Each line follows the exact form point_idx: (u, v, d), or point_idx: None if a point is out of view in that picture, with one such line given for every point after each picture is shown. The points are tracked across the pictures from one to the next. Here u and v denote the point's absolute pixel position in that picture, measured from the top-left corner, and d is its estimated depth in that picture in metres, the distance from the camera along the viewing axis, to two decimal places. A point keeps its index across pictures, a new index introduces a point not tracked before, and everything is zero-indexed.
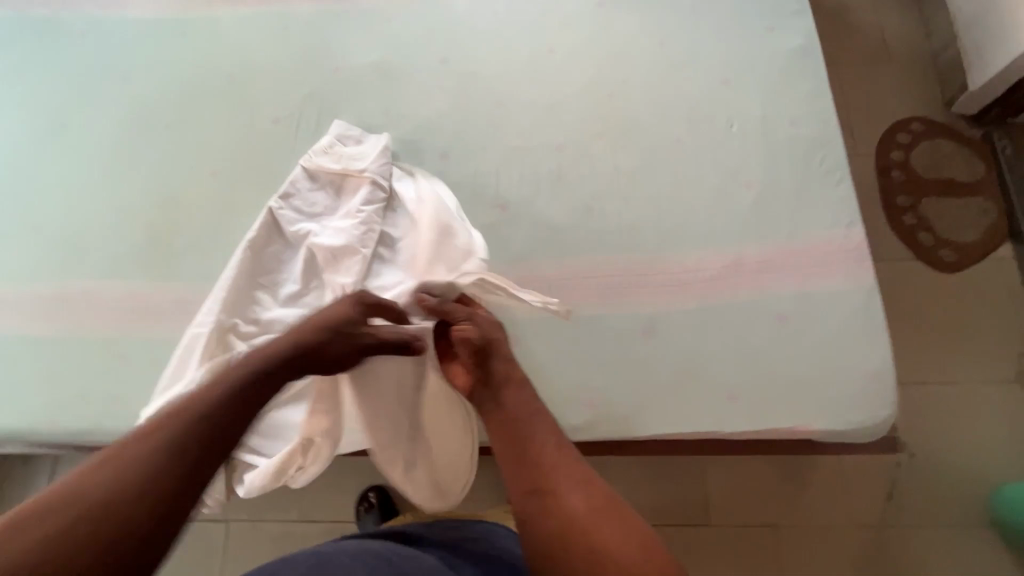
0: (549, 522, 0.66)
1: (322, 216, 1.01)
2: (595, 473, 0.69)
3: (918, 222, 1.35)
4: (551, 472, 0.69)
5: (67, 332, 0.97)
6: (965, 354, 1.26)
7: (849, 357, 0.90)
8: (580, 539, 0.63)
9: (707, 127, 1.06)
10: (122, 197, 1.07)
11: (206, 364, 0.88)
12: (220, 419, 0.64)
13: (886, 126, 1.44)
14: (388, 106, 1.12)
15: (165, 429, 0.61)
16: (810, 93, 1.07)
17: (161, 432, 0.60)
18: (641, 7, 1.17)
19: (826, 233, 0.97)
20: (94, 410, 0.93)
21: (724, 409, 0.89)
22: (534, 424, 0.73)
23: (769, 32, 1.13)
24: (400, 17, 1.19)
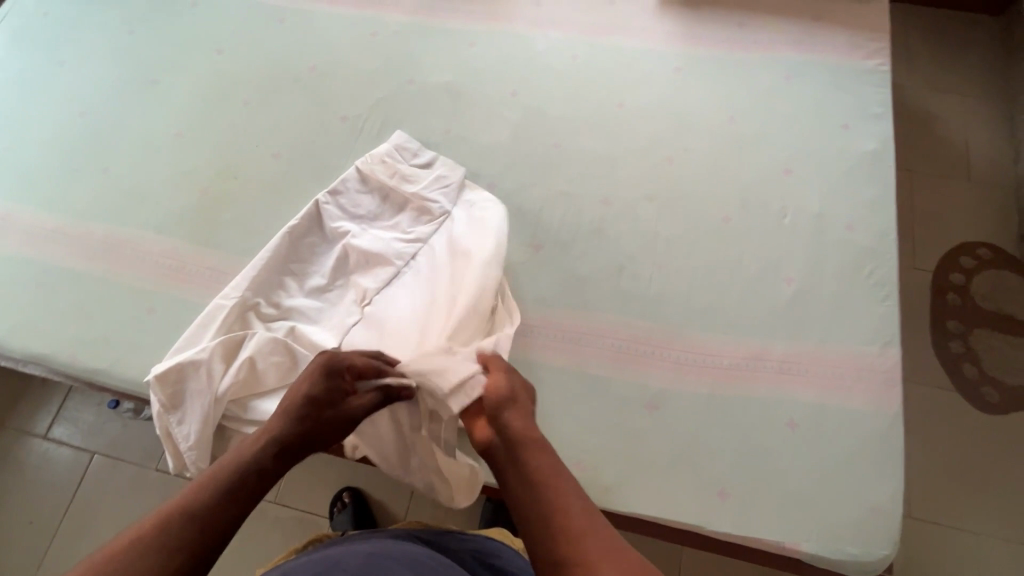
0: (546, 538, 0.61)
1: (363, 220, 1.04)
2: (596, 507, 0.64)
3: (964, 352, 1.28)
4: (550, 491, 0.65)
5: (108, 275, 1.03)
6: (988, 504, 1.17)
7: (856, 483, 0.86)
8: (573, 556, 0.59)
9: (757, 212, 1.04)
10: (188, 160, 1.13)
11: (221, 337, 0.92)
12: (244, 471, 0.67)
13: (951, 246, 1.38)
14: (450, 127, 1.15)
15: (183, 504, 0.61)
16: (873, 201, 1.04)
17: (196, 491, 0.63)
18: (719, 81, 1.17)
19: (859, 348, 0.93)
20: (111, 353, 0.97)
21: (713, 505, 0.86)
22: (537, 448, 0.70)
23: (843, 131, 1.10)
24: (483, 44, 1.23)
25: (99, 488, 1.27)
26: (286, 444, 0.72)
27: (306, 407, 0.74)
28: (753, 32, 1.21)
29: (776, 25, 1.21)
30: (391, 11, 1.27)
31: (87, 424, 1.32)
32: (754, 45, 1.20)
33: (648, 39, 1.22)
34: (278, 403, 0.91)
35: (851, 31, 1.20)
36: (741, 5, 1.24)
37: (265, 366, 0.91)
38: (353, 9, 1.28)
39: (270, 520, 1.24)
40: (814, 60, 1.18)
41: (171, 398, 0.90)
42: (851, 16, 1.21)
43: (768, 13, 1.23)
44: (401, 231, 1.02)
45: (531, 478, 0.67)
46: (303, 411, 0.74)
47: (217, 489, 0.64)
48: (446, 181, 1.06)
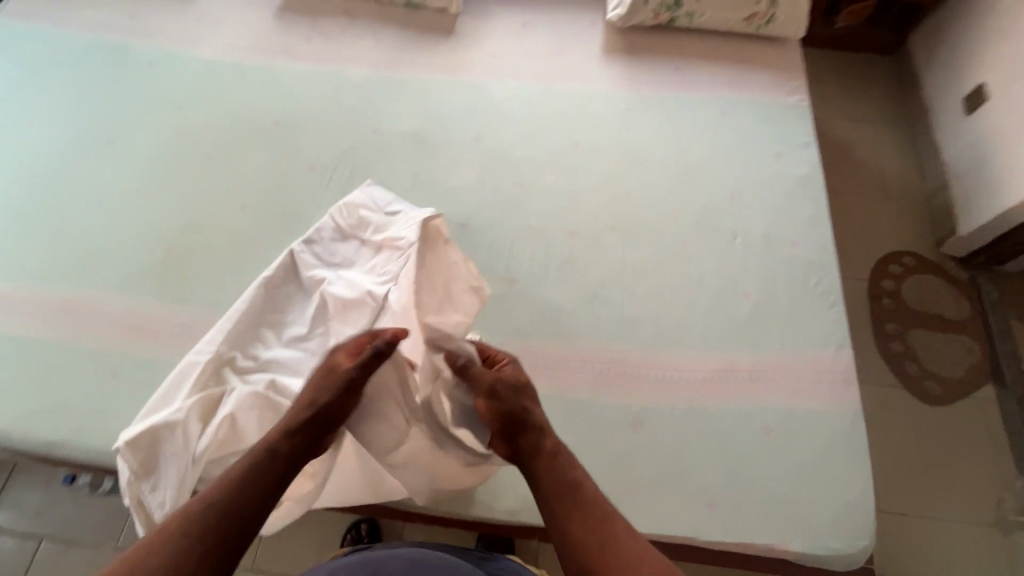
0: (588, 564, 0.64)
1: (339, 266, 1.05)
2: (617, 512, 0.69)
3: (904, 351, 1.40)
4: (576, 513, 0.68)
5: (65, 339, 0.98)
6: (944, 490, 1.26)
7: (831, 480, 0.91)
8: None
9: (712, 235, 1.13)
10: (150, 216, 1.11)
11: (197, 394, 0.89)
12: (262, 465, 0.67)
13: (880, 256, 1.52)
14: (419, 171, 1.19)
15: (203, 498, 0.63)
16: (811, 219, 1.15)
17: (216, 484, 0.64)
18: (665, 119, 1.28)
19: (817, 353, 1.01)
20: (72, 422, 0.92)
21: (704, 516, 0.88)
22: (552, 455, 0.73)
23: (778, 158, 1.23)
24: (444, 93, 1.29)
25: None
26: (286, 455, 0.69)
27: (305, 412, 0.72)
28: (690, 76, 1.34)
29: (709, 69, 1.35)
30: (352, 65, 1.32)
31: (33, 506, 1.20)
32: (692, 87, 1.33)
33: (597, 84, 1.32)
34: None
35: (773, 72, 1.35)
36: (677, 52, 1.37)
37: (246, 423, 0.88)
38: (314, 63, 1.31)
39: None
40: (745, 98, 1.31)
41: (144, 465, 0.85)
42: (771, 60, 1.37)
43: (701, 58, 1.36)
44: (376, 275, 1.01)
45: (557, 496, 0.70)
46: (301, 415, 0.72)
47: (233, 479, 0.65)
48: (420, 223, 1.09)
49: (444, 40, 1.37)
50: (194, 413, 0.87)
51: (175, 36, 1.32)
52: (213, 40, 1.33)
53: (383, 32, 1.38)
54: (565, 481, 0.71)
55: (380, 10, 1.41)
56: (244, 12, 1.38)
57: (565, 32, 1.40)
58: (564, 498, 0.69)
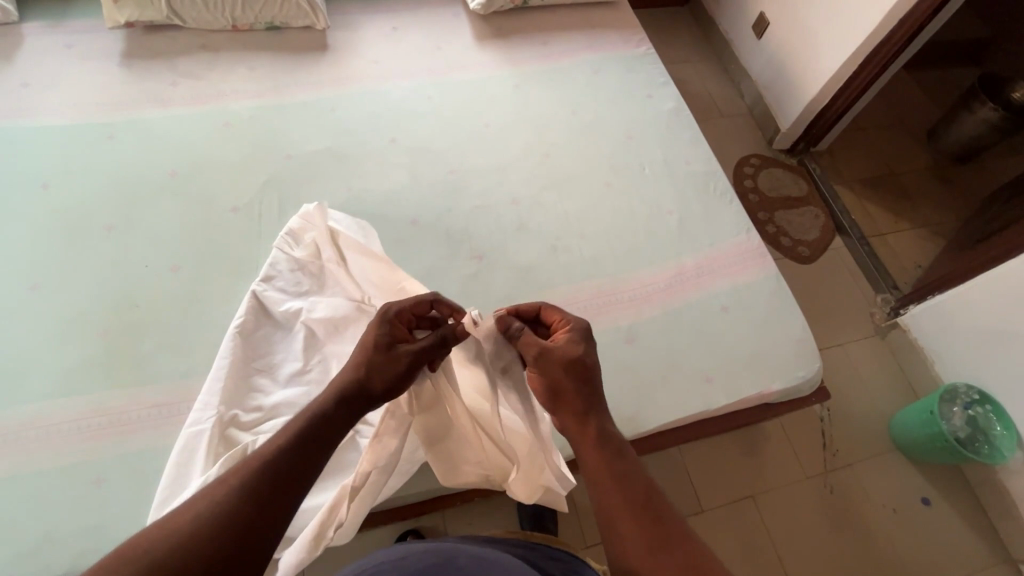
0: (620, 520, 0.66)
1: (310, 293, 1.03)
2: (655, 484, 0.69)
3: (777, 230, 1.74)
4: (615, 472, 0.69)
5: (16, 469, 0.83)
6: (837, 320, 1.61)
7: (779, 328, 1.14)
8: (648, 528, 0.65)
9: (626, 171, 1.30)
10: (66, 307, 0.97)
11: (216, 461, 0.83)
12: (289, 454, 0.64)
13: (736, 163, 1.86)
14: (350, 183, 1.19)
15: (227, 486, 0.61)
16: (692, 139, 1.38)
17: (238, 474, 0.62)
18: (551, 86, 1.42)
19: (736, 240, 1.24)
20: (70, 549, 0.80)
21: (707, 390, 1.06)
22: (602, 418, 0.74)
23: (650, 99, 1.44)
24: (342, 106, 1.29)
25: None
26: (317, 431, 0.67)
27: (347, 389, 0.71)
28: (556, 46, 1.50)
29: (569, 38, 1.53)
30: (234, 98, 1.25)
31: None
32: (561, 55, 1.49)
33: (482, 69, 1.42)
34: (320, 495, 0.88)
35: (618, 30, 1.57)
36: (539, 29, 1.53)
37: None
38: (192, 106, 1.22)
39: None
40: (606, 55, 1.51)
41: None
42: (613, 21, 1.58)
43: (560, 30, 1.54)
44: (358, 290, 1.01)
45: (603, 450, 0.71)
46: (342, 395, 0.70)
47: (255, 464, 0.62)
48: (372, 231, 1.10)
49: (322, 55, 1.36)
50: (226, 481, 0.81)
51: (5, 110, 1.14)
52: (57, 106, 1.17)
53: (253, 58, 1.32)
54: (607, 443, 0.72)
55: (241, 38, 1.34)
56: (83, 68, 1.23)
57: (434, 29, 1.47)
58: (607, 480, 0.68)
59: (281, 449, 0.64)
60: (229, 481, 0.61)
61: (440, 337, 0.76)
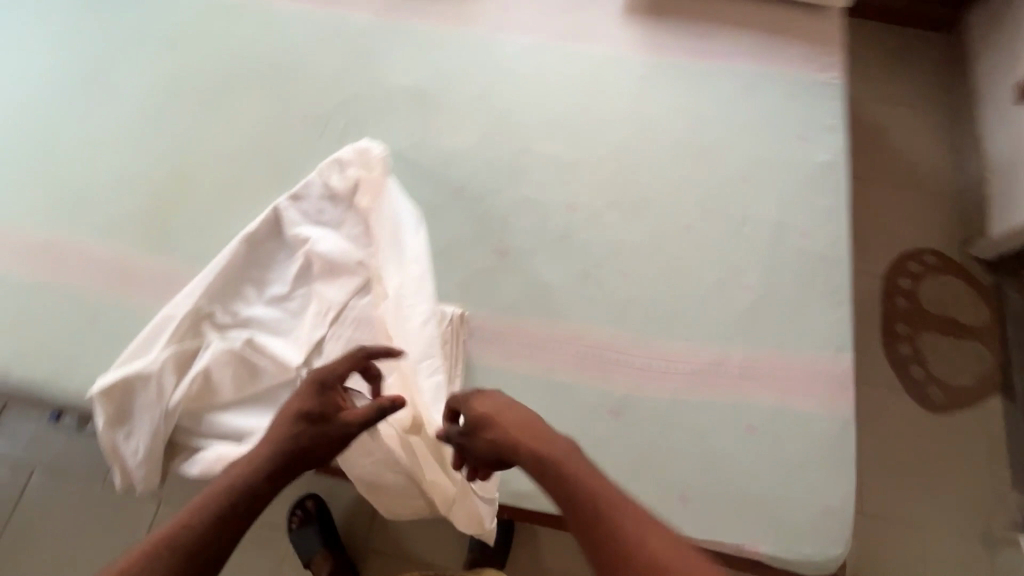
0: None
1: (325, 226, 1.01)
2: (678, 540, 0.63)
3: (912, 354, 1.35)
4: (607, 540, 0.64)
5: (50, 282, 0.98)
6: (932, 498, 1.24)
7: (808, 485, 0.88)
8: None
9: (720, 220, 1.06)
10: (137, 160, 1.08)
11: (173, 348, 0.89)
12: (221, 520, 0.65)
13: (901, 253, 1.46)
14: (416, 130, 1.13)
15: (156, 547, 0.62)
16: (827, 211, 1.08)
17: (171, 537, 0.63)
18: (683, 90, 1.18)
19: (813, 355, 0.96)
20: (54, 364, 0.93)
21: (675, 509, 0.87)
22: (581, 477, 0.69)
23: (801, 142, 1.14)
24: (448, 46, 1.21)
25: (40, 507, 1.18)
26: (250, 494, 0.68)
27: (285, 451, 0.71)
28: (715, 43, 1.23)
29: (737, 37, 1.24)
30: (353, 9, 1.23)
31: (27, 439, 1.22)
32: (717, 56, 1.22)
33: (614, 47, 1.22)
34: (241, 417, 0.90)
35: (808, 45, 1.24)
36: (705, 16, 1.26)
37: (220, 378, 0.89)
38: (314, 6, 1.23)
39: None
40: (774, 72, 1.20)
41: (116, 413, 0.87)
42: (807, 31, 1.25)
43: (730, 25, 1.25)
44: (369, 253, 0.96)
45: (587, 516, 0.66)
46: (275, 460, 0.71)
47: (186, 530, 0.64)
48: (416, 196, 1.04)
49: None
50: (169, 367, 0.88)
51: None
52: None
53: None
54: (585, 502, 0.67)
55: None
56: None
57: None
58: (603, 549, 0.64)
59: (207, 513, 0.65)
60: (162, 540, 0.63)
61: (377, 407, 0.74)
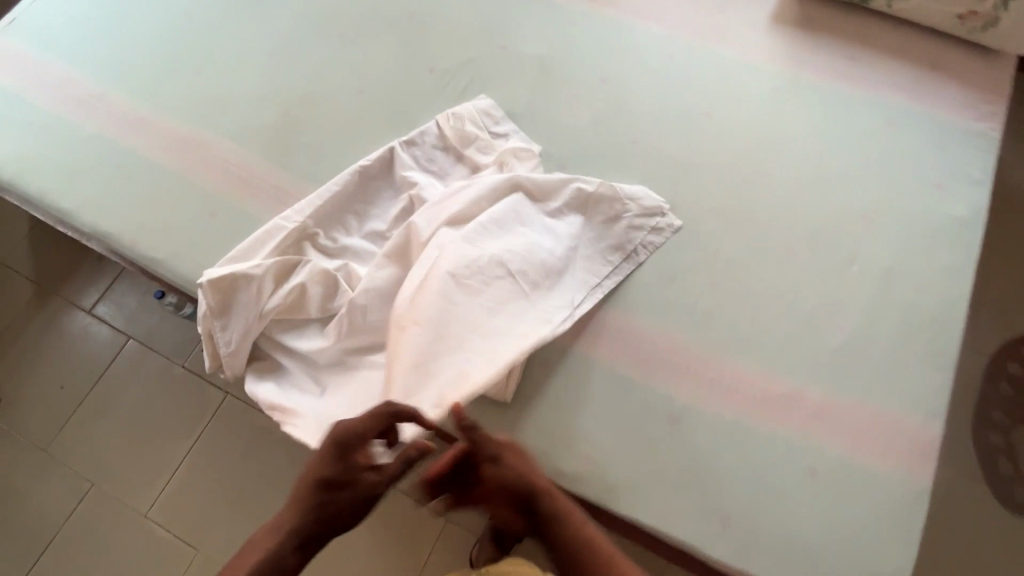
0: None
1: (434, 176, 1.06)
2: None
3: (1004, 446, 1.23)
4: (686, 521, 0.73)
5: (181, 172, 1.07)
6: None
7: (864, 546, 0.82)
8: None
9: (827, 253, 1.00)
10: (275, 78, 1.15)
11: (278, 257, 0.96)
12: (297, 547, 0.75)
13: (1019, 335, 1.32)
14: (534, 101, 1.14)
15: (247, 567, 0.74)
16: (949, 269, 0.99)
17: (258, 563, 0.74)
18: (816, 111, 1.12)
19: (899, 415, 0.90)
20: (171, 246, 1.02)
21: (713, 531, 0.84)
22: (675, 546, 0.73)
23: (936, 191, 1.05)
24: (583, 25, 1.20)
25: (126, 372, 1.31)
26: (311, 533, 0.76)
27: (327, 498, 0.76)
28: (863, 70, 1.16)
29: (889, 68, 1.16)
30: None
31: (128, 309, 1.35)
32: (862, 84, 1.15)
33: (752, 54, 1.17)
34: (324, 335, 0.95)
35: (968, 90, 1.13)
36: (858, 39, 1.18)
37: (313, 295, 0.94)
38: None
39: (275, 439, 1.24)
40: (922, 112, 1.12)
41: (218, 305, 0.94)
42: (971, 74, 1.15)
43: (884, 54, 1.17)
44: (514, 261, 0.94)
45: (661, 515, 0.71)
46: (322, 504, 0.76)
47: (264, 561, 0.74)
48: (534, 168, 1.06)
49: None
50: (270, 275, 0.94)
51: None
52: None
53: None
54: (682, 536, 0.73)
55: None
56: None
57: None
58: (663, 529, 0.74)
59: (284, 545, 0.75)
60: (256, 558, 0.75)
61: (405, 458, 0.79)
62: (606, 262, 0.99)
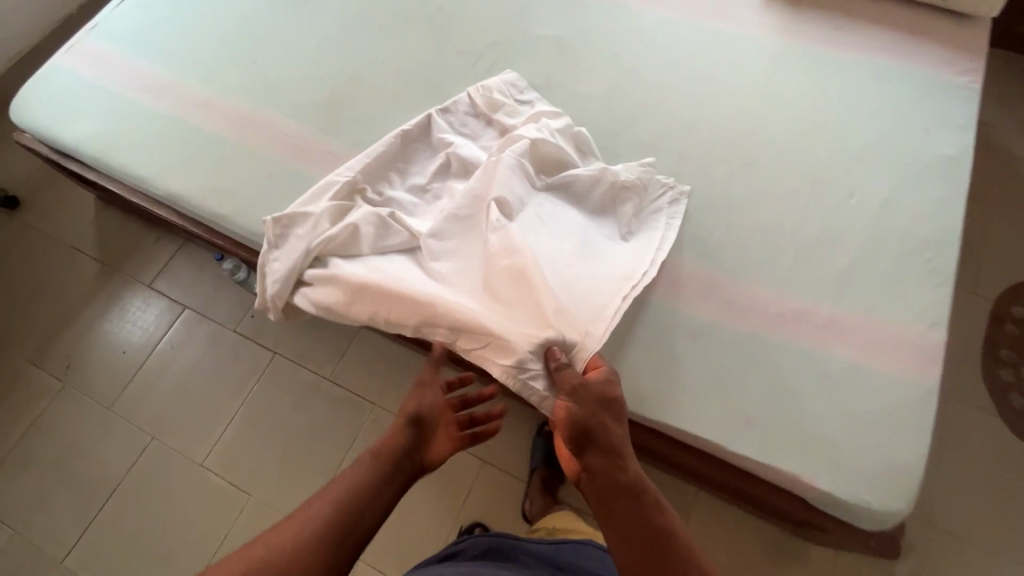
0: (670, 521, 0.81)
1: (467, 137, 1.18)
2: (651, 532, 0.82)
3: (1014, 381, 1.29)
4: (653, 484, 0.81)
5: (242, 142, 1.21)
6: (1013, 529, 1.17)
7: (878, 439, 0.89)
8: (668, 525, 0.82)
9: (827, 190, 1.10)
10: (322, 61, 1.29)
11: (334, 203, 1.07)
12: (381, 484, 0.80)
13: (1019, 281, 1.39)
14: (554, 73, 1.27)
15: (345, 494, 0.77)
16: (943, 200, 1.08)
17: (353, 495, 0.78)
18: (810, 71, 1.24)
19: (905, 324, 0.97)
20: (235, 204, 1.15)
21: (736, 430, 0.92)
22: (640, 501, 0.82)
23: (924, 134, 1.15)
24: (594, 8, 1.34)
25: (181, 337, 1.42)
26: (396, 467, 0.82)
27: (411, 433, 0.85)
28: (851, 35, 1.28)
29: (874, 33, 1.28)
30: None
31: (184, 282, 1.47)
32: (850, 47, 1.26)
33: (748, 26, 1.30)
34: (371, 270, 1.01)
35: (949, 49, 1.25)
36: (844, 10, 1.31)
37: (364, 232, 1.03)
38: None
39: (322, 393, 1.34)
40: (907, 69, 1.23)
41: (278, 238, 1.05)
42: (950, 36, 1.26)
43: (869, 21, 1.29)
44: (562, 239, 0.99)
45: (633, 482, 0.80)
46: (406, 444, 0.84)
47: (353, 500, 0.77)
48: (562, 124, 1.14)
49: None
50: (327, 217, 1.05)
51: None
52: None
53: None
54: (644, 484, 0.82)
55: None
56: None
57: None
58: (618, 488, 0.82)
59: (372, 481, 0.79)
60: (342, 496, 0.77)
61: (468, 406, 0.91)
62: (651, 230, 1.06)
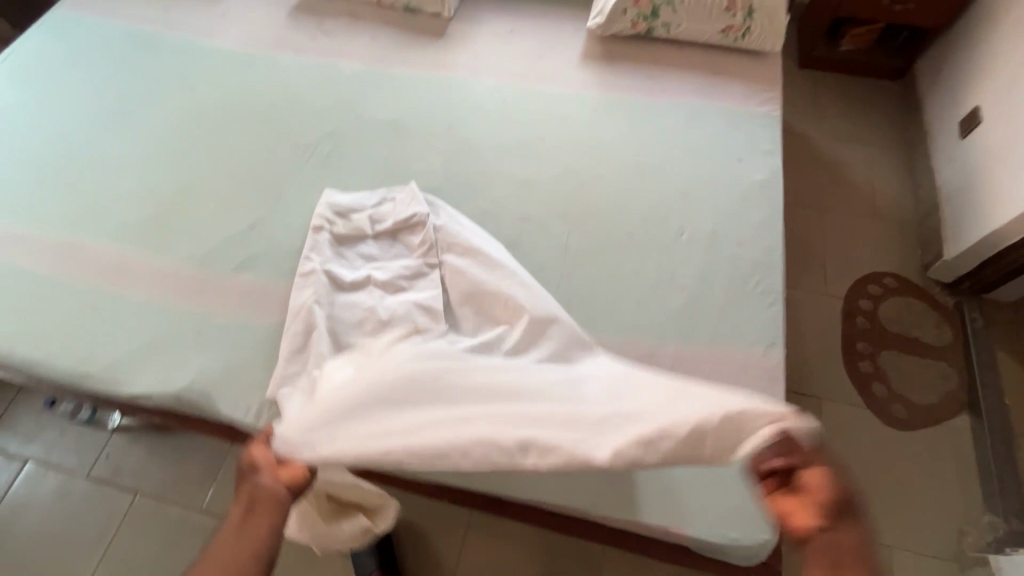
0: None
1: (375, 263, 1.11)
2: None
3: (874, 371, 1.37)
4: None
5: (59, 275, 1.12)
6: (898, 516, 1.22)
7: (737, 473, 0.90)
8: None
9: (660, 229, 1.15)
10: (148, 177, 1.25)
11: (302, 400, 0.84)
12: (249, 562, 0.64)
13: (861, 275, 1.51)
14: (392, 155, 1.28)
15: None
16: (763, 223, 1.16)
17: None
18: (631, 119, 1.32)
19: (745, 349, 1.01)
20: (52, 345, 1.05)
21: (602, 491, 0.90)
22: None
23: (738, 163, 1.24)
24: (425, 87, 1.38)
25: (23, 496, 1.25)
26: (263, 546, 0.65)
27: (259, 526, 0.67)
28: (663, 82, 1.38)
29: (682, 77, 1.39)
30: (348, 60, 1.44)
31: (24, 431, 1.31)
32: (663, 93, 1.36)
33: (571, 86, 1.38)
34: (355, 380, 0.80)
35: (747, 83, 1.37)
36: (655, 61, 1.42)
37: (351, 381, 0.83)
38: (316, 58, 1.45)
39: (194, 527, 1.21)
40: (716, 106, 1.33)
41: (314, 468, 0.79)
42: (747, 71, 1.39)
43: (677, 67, 1.40)
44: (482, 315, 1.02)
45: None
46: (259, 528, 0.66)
47: None
48: (408, 196, 1.17)
49: (434, 41, 1.47)
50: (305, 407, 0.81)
51: (202, 30, 1.50)
52: (231, 35, 1.49)
53: (380, 33, 1.49)
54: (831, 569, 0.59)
55: (382, 13, 1.54)
56: (260, 12, 1.54)
57: (549, 39, 1.48)
58: None
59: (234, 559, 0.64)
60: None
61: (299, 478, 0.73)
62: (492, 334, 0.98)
